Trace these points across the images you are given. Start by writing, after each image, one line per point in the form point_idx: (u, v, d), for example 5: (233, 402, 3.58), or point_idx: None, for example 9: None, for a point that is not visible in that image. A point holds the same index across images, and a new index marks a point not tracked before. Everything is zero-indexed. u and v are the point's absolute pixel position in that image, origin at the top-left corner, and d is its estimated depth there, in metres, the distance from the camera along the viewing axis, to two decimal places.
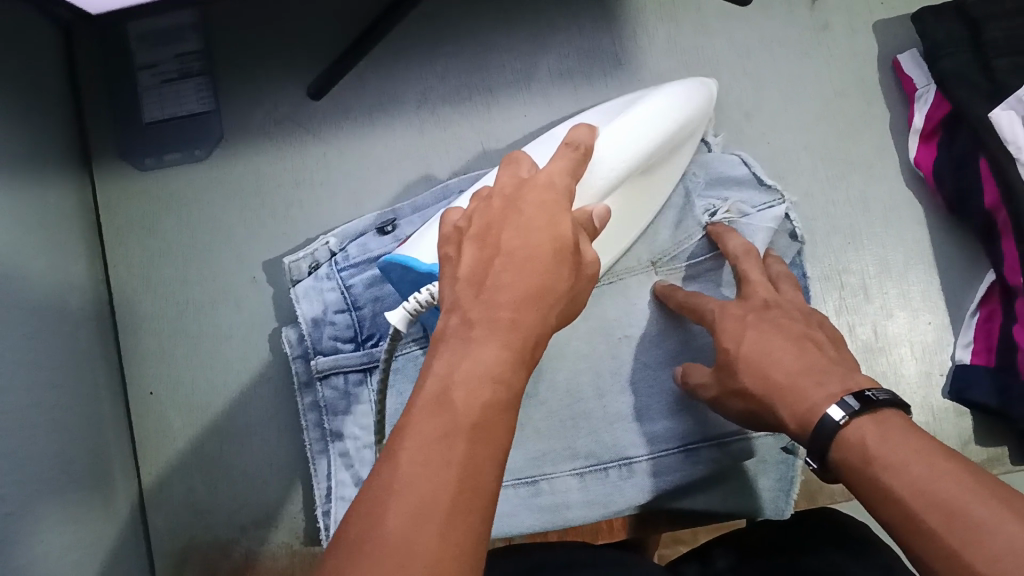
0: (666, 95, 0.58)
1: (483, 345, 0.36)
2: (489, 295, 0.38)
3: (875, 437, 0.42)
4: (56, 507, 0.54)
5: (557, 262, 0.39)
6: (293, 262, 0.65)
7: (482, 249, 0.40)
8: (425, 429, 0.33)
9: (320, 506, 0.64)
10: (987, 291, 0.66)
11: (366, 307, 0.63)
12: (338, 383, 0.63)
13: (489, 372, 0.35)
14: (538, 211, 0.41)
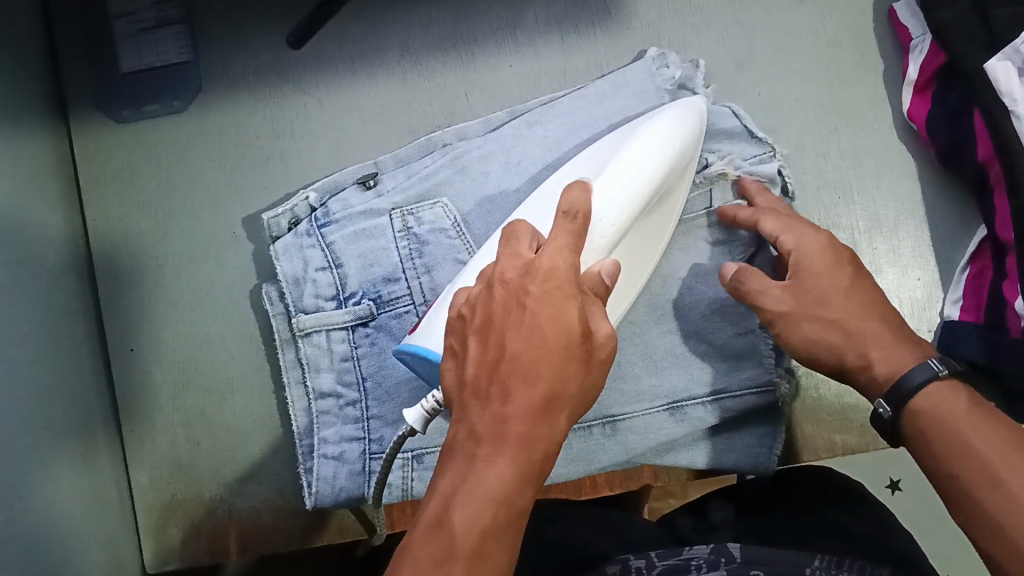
0: (641, 151, 0.55)
1: (488, 466, 0.39)
2: (493, 404, 0.41)
3: (960, 401, 0.45)
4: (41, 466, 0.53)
5: (563, 358, 0.41)
6: (273, 218, 0.64)
7: (485, 349, 0.43)
8: (423, 557, 0.37)
9: (302, 463, 0.63)
10: (978, 247, 0.65)
11: (350, 264, 0.63)
12: (320, 341, 0.63)
13: (490, 498, 0.39)
14: (542, 302, 0.42)
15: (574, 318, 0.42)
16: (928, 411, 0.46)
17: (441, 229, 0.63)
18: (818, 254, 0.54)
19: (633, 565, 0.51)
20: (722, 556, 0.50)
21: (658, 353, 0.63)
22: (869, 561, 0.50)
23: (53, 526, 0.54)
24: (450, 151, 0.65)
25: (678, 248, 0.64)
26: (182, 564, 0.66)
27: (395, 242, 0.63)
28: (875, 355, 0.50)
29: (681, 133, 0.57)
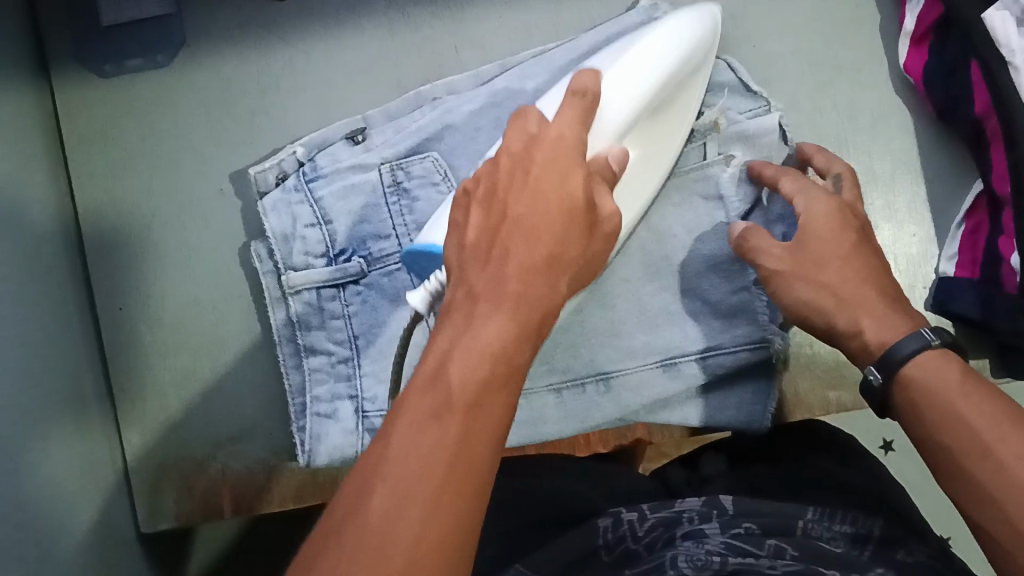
0: (655, 44, 0.54)
1: (487, 319, 0.37)
2: (493, 265, 0.39)
3: (953, 373, 0.44)
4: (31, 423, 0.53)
5: (566, 222, 0.41)
6: (260, 173, 0.63)
7: (489, 215, 0.42)
8: (417, 407, 0.34)
9: (295, 421, 0.62)
10: (974, 202, 0.64)
11: (339, 220, 0.62)
12: (309, 299, 0.62)
13: (489, 351, 0.36)
14: (545, 172, 0.43)
15: (578, 190, 0.43)
16: (921, 382, 0.45)
17: (431, 184, 0.63)
18: (821, 217, 0.53)
19: (625, 518, 0.53)
20: (714, 509, 0.53)
21: (652, 309, 0.63)
22: (861, 510, 0.52)
23: (45, 483, 0.53)
24: (440, 106, 0.64)
25: (671, 204, 0.64)
26: (176, 524, 0.66)
27: (385, 198, 0.62)
28: (869, 325, 0.49)
29: (702, 29, 0.57)
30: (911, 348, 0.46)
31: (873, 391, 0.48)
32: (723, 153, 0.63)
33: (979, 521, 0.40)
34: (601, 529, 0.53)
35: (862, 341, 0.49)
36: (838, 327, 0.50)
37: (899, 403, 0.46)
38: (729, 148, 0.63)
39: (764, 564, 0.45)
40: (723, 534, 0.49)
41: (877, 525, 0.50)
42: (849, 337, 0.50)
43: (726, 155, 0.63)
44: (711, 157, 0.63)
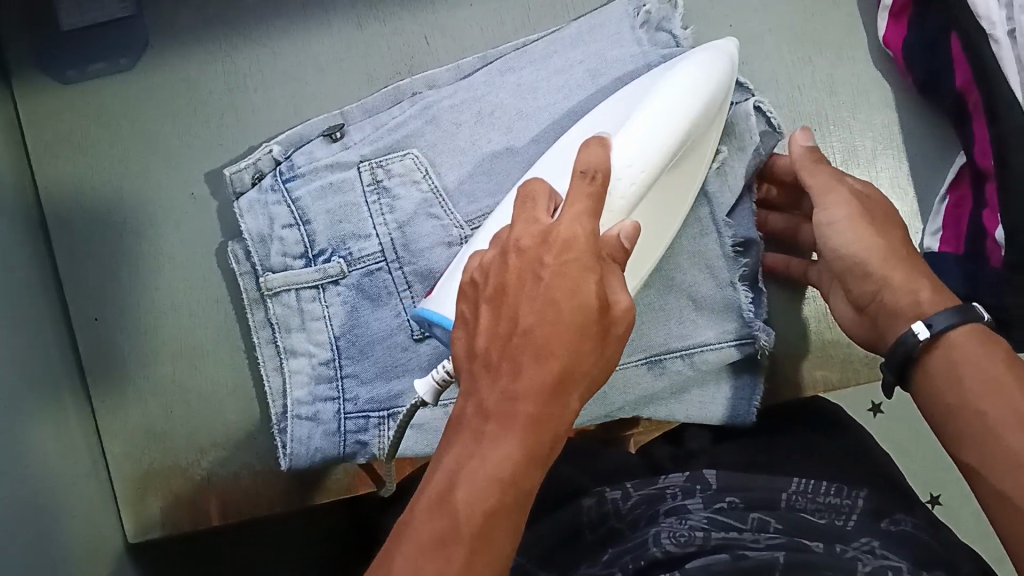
0: (666, 102, 0.53)
1: (495, 443, 0.39)
2: (500, 375, 0.40)
3: (999, 355, 0.47)
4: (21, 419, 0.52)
5: (578, 335, 0.40)
6: (235, 173, 0.62)
7: (499, 320, 0.41)
8: (424, 533, 0.37)
9: (275, 424, 0.61)
10: (958, 175, 0.64)
11: (318, 220, 0.61)
12: (289, 301, 0.61)
13: (493, 476, 0.38)
14: (557, 276, 0.41)
15: (590, 297, 0.40)
16: (963, 350, 0.47)
17: (412, 181, 0.61)
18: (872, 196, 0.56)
19: (610, 496, 0.54)
20: (697, 483, 0.53)
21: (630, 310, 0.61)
22: (849, 483, 0.54)
23: (38, 481, 0.52)
24: (419, 101, 0.63)
25: None
26: (163, 533, 0.64)
27: (365, 197, 0.61)
28: (928, 289, 0.51)
29: (712, 84, 0.55)
30: (955, 318, 0.48)
31: (912, 345, 0.49)
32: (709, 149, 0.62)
33: (1007, 488, 0.44)
34: (585, 507, 0.53)
35: (918, 300, 0.50)
36: (893, 283, 0.51)
37: (934, 364, 0.49)
38: None
39: (746, 538, 0.46)
40: (707, 509, 0.50)
41: (863, 497, 0.52)
42: (902, 296, 0.51)
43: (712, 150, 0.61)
44: None
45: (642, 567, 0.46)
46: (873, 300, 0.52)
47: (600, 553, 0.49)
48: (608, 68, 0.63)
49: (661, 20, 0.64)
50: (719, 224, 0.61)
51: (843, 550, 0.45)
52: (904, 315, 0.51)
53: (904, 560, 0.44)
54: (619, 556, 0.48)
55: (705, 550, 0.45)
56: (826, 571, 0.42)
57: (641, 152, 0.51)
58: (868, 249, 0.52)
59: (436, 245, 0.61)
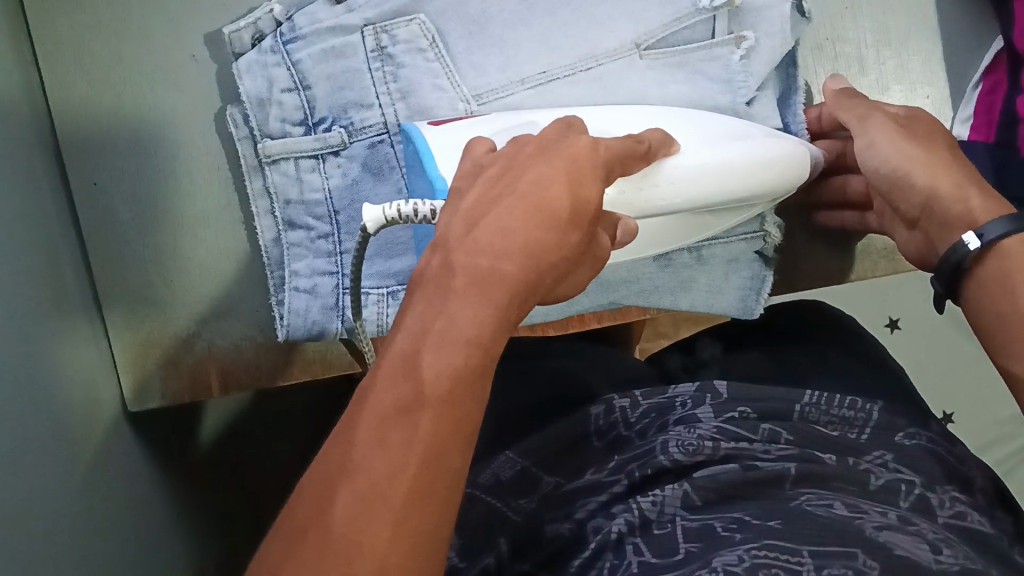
0: (678, 173, 0.49)
1: (460, 301, 0.34)
2: (475, 234, 0.35)
3: None
4: (26, 292, 0.51)
5: (571, 225, 0.36)
6: (234, 33, 0.59)
7: (496, 182, 0.37)
8: (387, 395, 0.32)
9: (273, 295, 0.61)
10: (993, 61, 0.62)
11: (319, 86, 0.58)
12: (288, 170, 0.60)
13: (461, 337, 0.33)
14: (564, 163, 0.37)
15: (590, 194, 0.37)
16: (1014, 259, 0.43)
17: (417, 51, 0.59)
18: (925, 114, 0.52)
19: (617, 405, 0.52)
20: (707, 393, 0.51)
21: None
22: (861, 395, 0.54)
23: (46, 354, 0.51)
24: None
25: (677, 80, 0.59)
26: (164, 402, 0.64)
27: (368, 64, 0.58)
28: (976, 194, 0.46)
29: (802, 172, 0.55)
30: (1011, 224, 0.43)
31: (964, 255, 0.45)
32: (734, 33, 0.59)
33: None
34: (594, 416, 0.52)
35: (969, 207, 0.46)
36: (941, 192, 0.47)
37: (987, 273, 0.44)
38: (741, 25, 0.59)
39: (757, 448, 0.46)
40: (718, 418, 0.49)
41: (877, 409, 0.50)
42: (951, 204, 0.46)
43: (738, 36, 0.59)
44: (721, 36, 0.59)
45: (649, 475, 0.46)
46: (924, 212, 0.48)
47: (607, 459, 0.48)
48: None
49: None
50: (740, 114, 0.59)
51: (855, 462, 0.46)
52: (956, 226, 0.46)
53: (916, 474, 0.46)
54: (625, 463, 0.47)
55: (714, 462, 0.45)
56: (835, 483, 0.44)
57: (693, 178, 0.49)
58: (911, 156, 0.48)
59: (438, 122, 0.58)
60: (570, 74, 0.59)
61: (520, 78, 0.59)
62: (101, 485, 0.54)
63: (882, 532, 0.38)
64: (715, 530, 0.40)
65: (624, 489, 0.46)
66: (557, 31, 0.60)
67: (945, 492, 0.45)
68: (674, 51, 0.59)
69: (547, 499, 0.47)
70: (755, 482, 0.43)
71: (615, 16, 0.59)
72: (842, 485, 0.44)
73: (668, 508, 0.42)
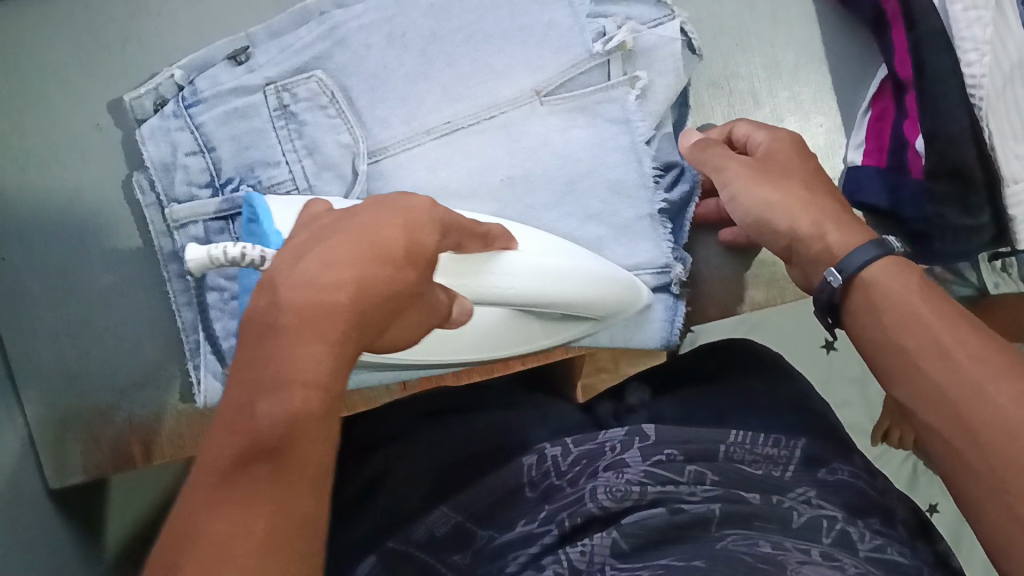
0: (518, 265, 0.48)
1: (292, 338, 0.30)
2: (299, 272, 0.31)
3: (913, 282, 0.44)
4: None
5: (397, 267, 0.33)
6: (135, 100, 0.60)
7: (324, 228, 0.34)
8: (224, 453, 0.28)
9: (189, 360, 0.62)
10: (879, 88, 0.65)
11: (223, 146, 0.59)
12: (196, 233, 0.59)
13: (296, 379, 0.29)
14: (389, 211, 0.35)
15: (425, 243, 0.35)
16: (881, 287, 0.44)
17: (320, 106, 0.59)
18: (782, 143, 0.54)
19: (549, 454, 0.53)
20: (635, 436, 0.53)
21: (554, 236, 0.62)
22: (785, 432, 0.55)
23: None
24: (327, 21, 0.61)
25: (580, 125, 0.61)
26: (88, 477, 0.63)
27: (272, 123, 0.59)
28: (834, 229, 0.48)
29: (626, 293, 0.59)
30: (871, 252, 0.45)
31: (831, 293, 0.47)
32: (627, 74, 0.61)
33: (934, 420, 0.40)
34: (526, 466, 0.53)
35: (827, 244, 0.48)
36: (800, 230, 0.49)
37: (856, 303, 0.46)
38: (633, 67, 0.61)
39: (683, 492, 0.47)
40: (645, 462, 0.50)
41: (800, 446, 0.53)
42: (810, 241, 0.48)
43: (631, 77, 0.61)
44: (616, 78, 0.61)
45: (578, 524, 0.46)
46: (789, 249, 0.50)
47: (538, 509, 0.49)
48: None
49: None
50: (639, 152, 0.61)
51: (778, 500, 0.47)
52: (820, 260, 0.48)
53: (838, 510, 0.47)
54: (556, 511, 0.47)
55: (641, 507, 0.46)
56: (758, 523, 0.45)
57: (531, 272, 0.50)
58: (768, 198, 0.50)
59: (342, 177, 0.59)
60: (475, 123, 0.61)
61: (426, 130, 0.60)
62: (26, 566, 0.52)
63: (803, 568, 0.39)
64: (642, 574, 0.41)
65: (554, 540, 0.46)
66: (457, 82, 0.61)
67: (865, 526, 0.46)
68: (573, 97, 0.61)
69: (479, 554, 0.47)
70: (679, 526, 0.44)
71: (513, 65, 0.61)
72: (764, 524, 0.45)
73: (598, 557, 0.43)
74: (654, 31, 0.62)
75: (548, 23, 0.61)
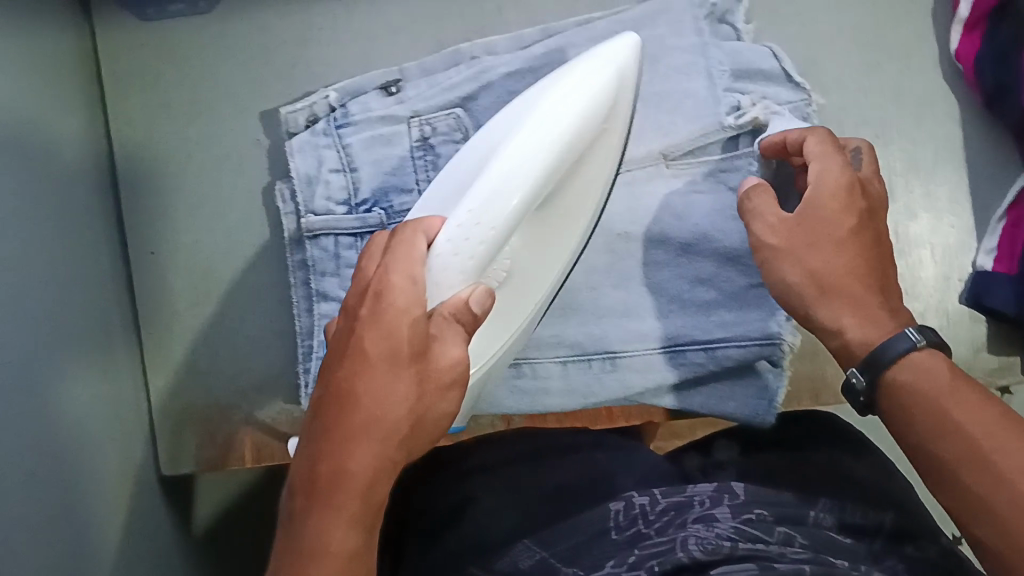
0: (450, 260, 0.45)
1: (327, 511, 0.37)
2: (338, 435, 0.39)
3: (943, 376, 0.43)
4: (80, 350, 0.53)
5: (409, 398, 0.40)
6: (291, 113, 0.64)
7: (344, 363, 0.40)
8: None
9: (301, 363, 0.63)
10: (1017, 196, 0.65)
11: (364, 170, 0.62)
12: (327, 245, 0.62)
13: (327, 544, 0.37)
14: (388, 330, 0.40)
15: (418, 341, 0.41)
16: (913, 389, 0.43)
17: (451, 142, 0.63)
18: (824, 192, 0.50)
19: (638, 502, 0.54)
20: (724, 493, 0.53)
21: (666, 295, 0.63)
22: (870, 505, 0.54)
23: (91, 411, 0.53)
24: (477, 64, 0.64)
25: (702, 190, 0.63)
26: (197, 469, 0.65)
27: (411, 152, 0.62)
28: (851, 323, 0.47)
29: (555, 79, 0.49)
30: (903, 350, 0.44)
31: (857, 388, 0.46)
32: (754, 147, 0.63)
33: (975, 527, 0.39)
34: (614, 512, 0.53)
35: (841, 329, 0.47)
36: (817, 319, 0.49)
37: (887, 412, 0.44)
38: None
39: (773, 551, 0.46)
40: (734, 519, 0.50)
41: (888, 519, 0.52)
42: (829, 334, 0.48)
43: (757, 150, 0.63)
44: (743, 149, 0.63)
45: (667, 569, 0.46)
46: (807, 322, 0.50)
47: (626, 554, 0.48)
48: (666, 56, 0.64)
49: (724, 12, 0.66)
50: None
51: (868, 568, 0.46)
52: (841, 351, 0.48)
53: None
54: (645, 557, 0.47)
55: (730, 561, 0.45)
56: None
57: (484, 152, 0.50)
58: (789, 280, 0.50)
59: None
60: None
61: None
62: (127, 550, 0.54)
63: None
64: None
65: None
66: None
67: None
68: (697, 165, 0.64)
69: None
70: None
71: (646, 128, 0.64)
72: None
73: None
74: (788, 113, 0.64)
75: (686, 91, 0.64)
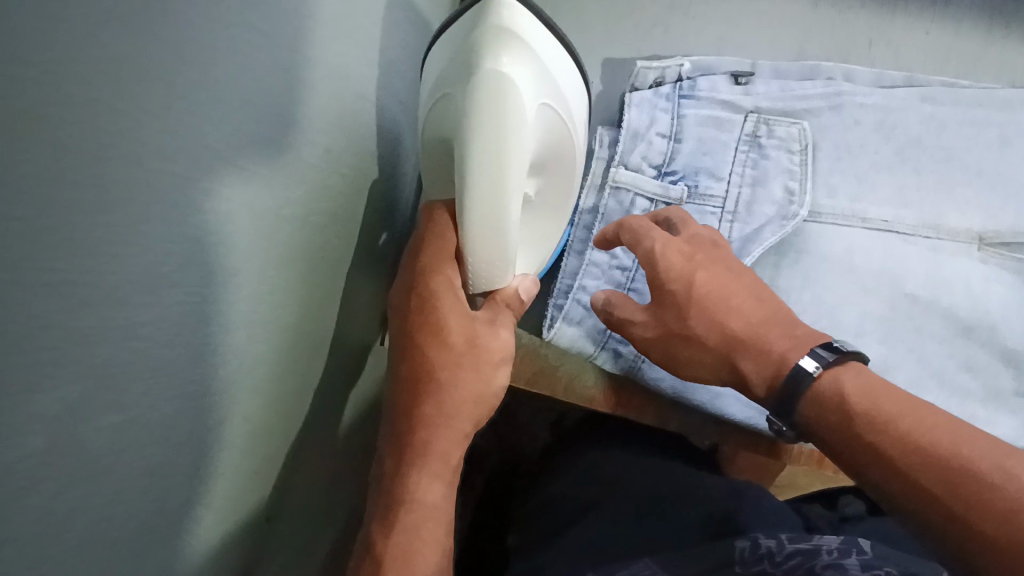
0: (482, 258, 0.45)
1: (426, 484, 0.43)
2: (422, 420, 0.44)
3: (845, 392, 0.44)
4: (304, 168, 0.38)
5: (478, 382, 0.45)
6: (643, 69, 0.67)
7: (410, 363, 0.45)
8: None
9: (555, 298, 0.65)
10: None
11: (687, 144, 0.65)
12: (624, 200, 0.65)
13: (432, 510, 0.43)
14: (450, 329, 0.45)
15: (478, 335, 0.45)
16: (851, 400, 0.43)
17: (787, 149, 0.65)
18: (665, 256, 0.52)
19: (765, 542, 0.48)
20: (852, 546, 0.46)
21: (931, 370, 0.61)
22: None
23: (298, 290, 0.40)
24: (833, 84, 0.67)
25: (1008, 283, 0.61)
26: None
27: (737, 143, 0.65)
28: (749, 366, 0.48)
29: (486, 100, 0.39)
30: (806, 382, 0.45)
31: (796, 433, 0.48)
32: None
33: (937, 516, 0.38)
34: (739, 548, 0.48)
35: (747, 377, 0.49)
36: (731, 381, 0.51)
37: (831, 445, 0.44)
38: None
39: None
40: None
41: None
42: (738, 384, 0.50)
43: None
44: None
45: None
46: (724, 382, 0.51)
47: None
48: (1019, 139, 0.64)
49: None
50: None
51: None
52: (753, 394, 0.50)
53: None
54: None
55: None
56: None
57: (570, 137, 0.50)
58: (685, 349, 0.51)
59: (769, 214, 0.63)
60: (911, 234, 0.62)
61: (863, 217, 0.63)
62: (221, 497, 0.35)
63: None
64: None
65: None
66: (916, 191, 0.63)
67: None
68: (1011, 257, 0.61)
69: None
70: None
71: (972, 201, 0.62)
72: None
73: None
74: None
75: None
